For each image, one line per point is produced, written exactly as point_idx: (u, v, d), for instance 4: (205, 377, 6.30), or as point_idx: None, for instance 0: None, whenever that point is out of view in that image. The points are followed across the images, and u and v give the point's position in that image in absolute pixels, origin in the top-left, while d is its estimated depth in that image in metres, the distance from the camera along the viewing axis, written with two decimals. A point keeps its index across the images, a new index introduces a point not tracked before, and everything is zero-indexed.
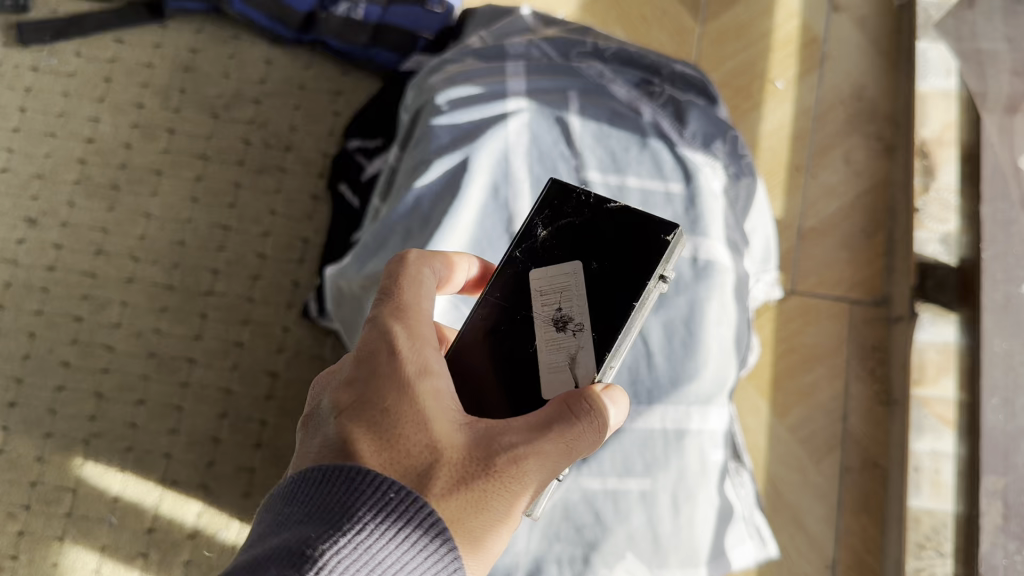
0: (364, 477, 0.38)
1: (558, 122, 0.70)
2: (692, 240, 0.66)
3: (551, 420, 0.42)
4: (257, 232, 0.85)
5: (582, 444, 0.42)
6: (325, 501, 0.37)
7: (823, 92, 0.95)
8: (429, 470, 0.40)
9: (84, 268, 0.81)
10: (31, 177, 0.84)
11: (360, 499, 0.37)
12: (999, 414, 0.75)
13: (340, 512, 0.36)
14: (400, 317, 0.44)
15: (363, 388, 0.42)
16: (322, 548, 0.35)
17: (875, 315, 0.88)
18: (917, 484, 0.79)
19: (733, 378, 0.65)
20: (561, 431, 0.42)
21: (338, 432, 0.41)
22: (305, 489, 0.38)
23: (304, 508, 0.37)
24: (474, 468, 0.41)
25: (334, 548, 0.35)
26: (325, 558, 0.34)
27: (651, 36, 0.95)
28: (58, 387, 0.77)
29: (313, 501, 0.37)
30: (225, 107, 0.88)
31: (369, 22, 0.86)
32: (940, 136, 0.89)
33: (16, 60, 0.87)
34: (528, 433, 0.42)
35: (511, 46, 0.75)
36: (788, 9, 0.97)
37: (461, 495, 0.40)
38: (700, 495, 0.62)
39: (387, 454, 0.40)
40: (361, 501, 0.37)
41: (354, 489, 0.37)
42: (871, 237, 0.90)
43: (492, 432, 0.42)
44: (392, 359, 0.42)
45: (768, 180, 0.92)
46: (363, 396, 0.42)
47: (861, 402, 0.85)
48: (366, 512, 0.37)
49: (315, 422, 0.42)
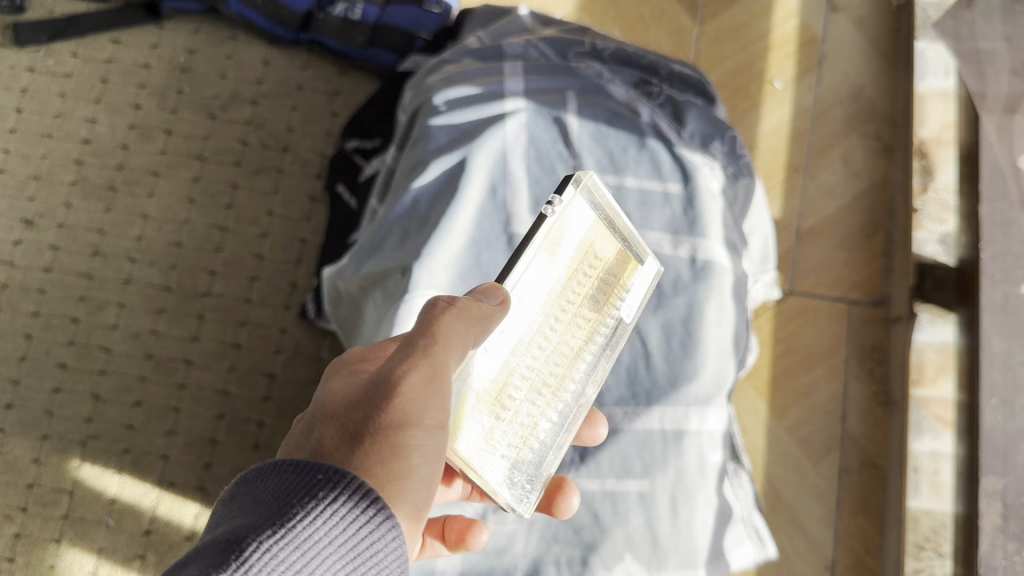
0: (289, 464, 0.36)
1: (556, 121, 0.69)
2: (690, 240, 0.66)
3: (414, 333, 0.41)
4: (254, 233, 0.84)
5: (453, 334, 0.40)
6: (261, 495, 0.35)
7: (821, 92, 0.94)
8: (326, 428, 0.39)
9: (81, 269, 0.81)
10: (27, 178, 0.83)
11: (293, 487, 0.35)
12: (998, 414, 0.74)
13: (268, 504, 0.34)
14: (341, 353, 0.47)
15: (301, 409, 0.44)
16: (247, 542, 0.32)
17: (873, 315, 0.88)
18: (917, 484, 0.79)
19: (731, 378, 0.65)
20: (423, 334, 0.40)
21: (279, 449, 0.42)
22: (244, 488, 0.36)
23: (237, 509, 0.35)
24: (362, 405, 0.39)
25: (264, 536, 0.33)
26: (250, 552, 0.32)
27: (649, 36, 0.95)
28: (55, 388, 0.77)
29: (244, 501, 0.35)
30: (222, 108, 0.88)
31: (367, 23, 0.86)
32: (938, 136, 0.89)
33: (12, 61, 0.87)
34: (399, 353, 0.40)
35: (509, 46, 0.75)
36: (786, 9, 0.97)
37: (356, 436, 0.38)
38: (699, 496, 0.61)
39: (299, 440, 0.40)
40: (286, 488, 0.35)
41: (285, 478, 0.35)
42: (869, 237, 0.90)
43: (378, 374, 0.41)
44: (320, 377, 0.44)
45: (767, 181, 0.92)
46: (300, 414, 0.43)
47: (859, 402, 0.85)
48: (298, 497, 0.34)
49: None
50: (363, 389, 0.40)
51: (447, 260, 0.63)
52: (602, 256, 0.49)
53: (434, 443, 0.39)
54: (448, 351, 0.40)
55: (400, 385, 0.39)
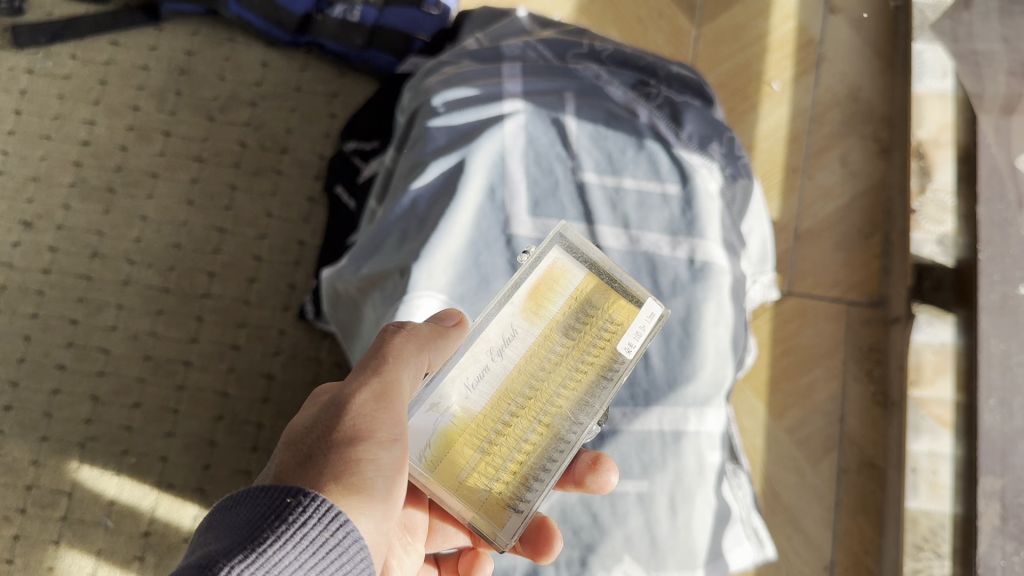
0: (255, 491, 0.37)
1: (555, 122, 0.69)
2: (688, 241, 0.67)
3: (366, 361, 0.43)
4: (253, 235, 0.84)
5: (403, 359, 0.43)
6: (231, 522, 0.35)
7: (819, 94, 0.95)
8: (284, 453, 0.40)
9: (80, 271, 0.81)
10: (26, 180, 0.83)
11: (263, 514, 0.35)
12: (997, 414, 0.74)
13: (239, 530, 0.35)
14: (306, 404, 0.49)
15: None
16: (219, 567, 0.32)
17: (871, 316, 0.88)
18: (915, 485, 0.79)
19: (730, 379, 0.65)
20: (376, 359, 0.43)
21: None
22: (214, 518, 0.36)
23: (208, 538, 0.35)
24: (318, 426, 0.40)
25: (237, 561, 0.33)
26: None
27: (648, 38, 0.95)
28: (54, 390, 0.77)
29: (213, 530, 0.36)
30: (221, 110, 0.88)
31: (366, 24, 0.86)
32: (936, 137, 0.88)
33: (11, 63, 0.87)
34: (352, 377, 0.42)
35: (507, 48, 0.75)
36: (784, 11, 0.97)
37: (311, 452, 0.39)
38: (697, 497, 0.61)
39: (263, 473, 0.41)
40: (256, 513, 0.35)
41: (254, 505, 0.36)
42: (867, 238, 0.91)
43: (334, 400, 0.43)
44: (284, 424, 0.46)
45: (765, 182, 0.92)
46: None
47: (857, 403, 0.86)
48: (268, 525, 0.35)
49: None
50: (318, 414, 0.41)
51: (446, 261, 0.63)
52: (599, 308, 0.44)
53: (390, 458, 0.40)
54: (401, 372, 0.42)
55: (352, 401, 0.41)
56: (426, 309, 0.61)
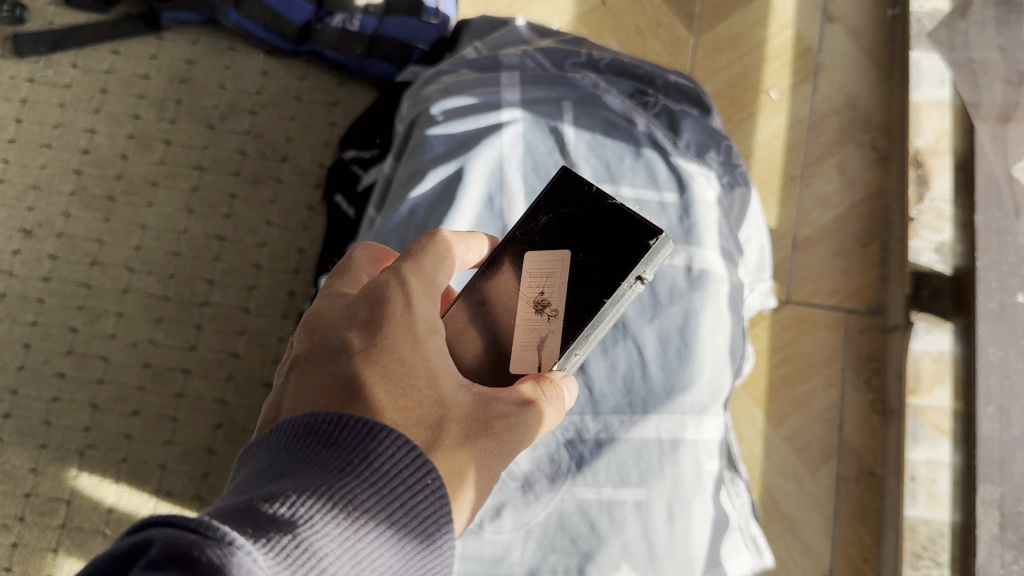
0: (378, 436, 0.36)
1: (553, 131, 0.70)
2: (686, 249, 0.66)
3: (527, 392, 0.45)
4: (253, 243, 0.85)
5: (551, 414, 0.46)
6: (338, 458, 0.35)
7: (817, 102, 0.95)
8: (439, 422, 0.41)
9: (80, 278, 0.81)
10: (27, 188, 0.84)
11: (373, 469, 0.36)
12: (995, 422, 0.74)
13: (337, 469, 0.35)
14: (417, 271, 0.45)
15: (382, 331, 0.42)
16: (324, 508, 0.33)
17: (869, 325, 0.88)
18: (913, 493, 0.79)
19: (727, 387, 0.65)
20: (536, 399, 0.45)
21: (354, 373, 0.40)
22: (322, 433, 0.36)
23: (313, 454, 0.35)
24: (476, 429, 0.42)
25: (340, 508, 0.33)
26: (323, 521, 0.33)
27: (646, 47, 0.95)
28: (54, 398, 0.77)
29: (321, 449, 0.36)
30: (221, 118, 0.89)
31: (365, 34, 0.87)
32: (934, 146, 0.89)
33: (12, 72, 0.87)
34: (517, 404, 0.44)
35: (506, 57, 0.75)
36: (782, 19, 0.97)
37: (469, 453, 0.41)
38: (695, 505, 0.61)
39: (402, 401, 0.40)
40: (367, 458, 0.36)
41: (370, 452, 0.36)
42: (865, 246, 0.91)
43: (486, 399, 0.44)
44: (408, 310, 0.43)
45: (763, 191, 0.92)
46: (380, 341, 0.42)
47: (857, 412, 0.86)
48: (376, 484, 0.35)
49: (325, 356, 0.42)
50: (477, 416, 0.43)
51: None
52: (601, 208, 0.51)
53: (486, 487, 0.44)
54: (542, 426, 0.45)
55: (510, 436, 0.43)
56: None
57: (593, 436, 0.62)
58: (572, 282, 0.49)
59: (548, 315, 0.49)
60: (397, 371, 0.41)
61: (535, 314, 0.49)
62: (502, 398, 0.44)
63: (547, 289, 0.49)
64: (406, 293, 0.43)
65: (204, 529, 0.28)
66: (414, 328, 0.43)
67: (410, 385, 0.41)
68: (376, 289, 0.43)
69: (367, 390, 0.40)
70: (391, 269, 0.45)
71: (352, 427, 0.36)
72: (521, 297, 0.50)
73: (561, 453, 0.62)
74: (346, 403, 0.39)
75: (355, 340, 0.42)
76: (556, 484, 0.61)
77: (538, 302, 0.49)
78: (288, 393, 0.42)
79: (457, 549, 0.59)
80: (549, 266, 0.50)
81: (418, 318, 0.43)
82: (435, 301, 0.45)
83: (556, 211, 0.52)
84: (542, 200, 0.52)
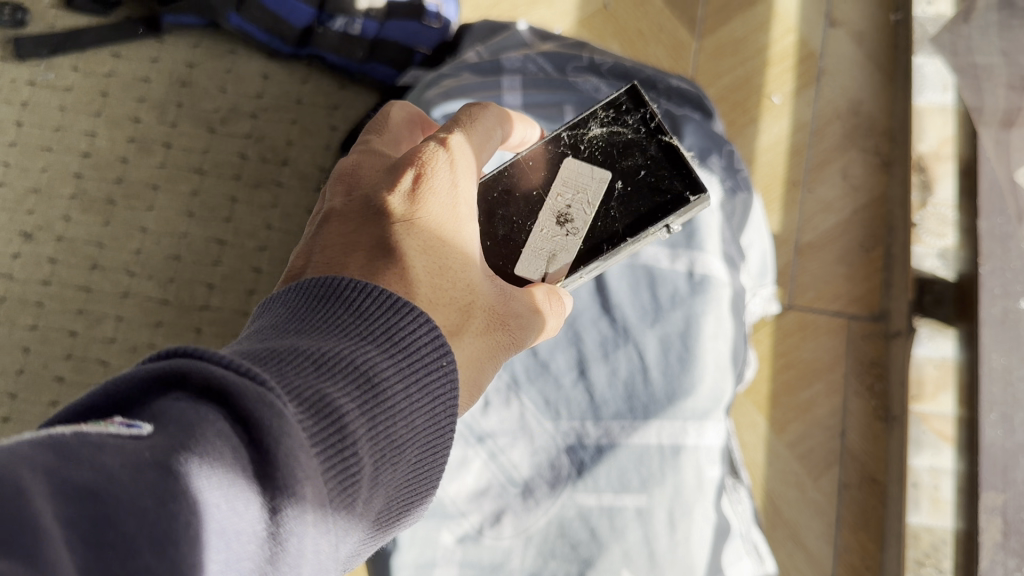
0: (397, 307, 0.39)
1: (553, 135, 0.70)
2: (687, 255, 0.66)
3: (537, 296, 0.51)
4: (253, 246, 0.84)
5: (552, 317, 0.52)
6: (360, 324, 0.38)
7: (820, 107, 0.94)
8: (466, 304, 0.46)
9: (79, 282, 0.81)
10: (27, 192, 0.84)
11: (394, 335, 0.38)
12: (998, 429, 0.74)
13: (359, 335, 0.37)
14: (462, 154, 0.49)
15: (428, 208, 0.46)
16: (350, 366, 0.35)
17: (873, 331, 0.88)
18: (917, 500, 0.79)
19: (730, 392, 0.64)
20: (544, 303, 0.51)
21: (395, 242, 0.45)
22: (341, 302, 0.39)
23: (333, 321, 0.38)
24: (496, 316, 0.48)
25: (368, 369, 0.36)
26: (350, 377, 0.35)
27: (648, 51, 0.95)
28: (52, 402, 0.77)
29: (341, 316, 0.38)
30: (222, 122, 0.88)
31: (367, 38, 0.86)
32: (937, 151, 0.88)
33: (13, 74, 0.87)
34: (529, 304, 0.50)
35: (507, 60, 0.75)
36: (785, 24, 0.97)
37: (486, 340, 0.47)
38: (697, 512, 0.61)
39: (438, 277, 0.45)
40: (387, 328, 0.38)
41: (387, 320, 0.38)
42: (868, 251, 0.90)
43: (506, 292, 0.49)
44: (451, 192, 0.47)
45: (766, 196, 0.92)
46: (426, 218, 0.46)
47: (859, 418, 0.85)
48: (394, 352, 0.37)
49: (366, 219, 0.46)
50: (497, 306, 0.48)
51: None
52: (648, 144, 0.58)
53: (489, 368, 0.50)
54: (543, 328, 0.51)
55: (521, 332, 0.49)
56: None
57: (594, 442, 0.62)
58: (600, 205, 0.56)
59: (569, 231, 0.56)
60: (436, 248, 0.46)
61: (556, 225, 0.56)
62: (520, 296, 0.50)
63: (574, 202, 0.56)
64: (453, 173, 0.47)
65: (240, 366, 0.30)
66: (454, 214, 0.47)
67: (444, 265, 0.46)
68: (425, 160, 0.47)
69: (409, 262, 0.44)
70: (438, 140, 0.48)
71: (376, 299, 0.39)
72: (548, 205, 0.56)
73: (562, 459, 0.62)
74: (388, 269, 0.43)
75: (398, 207, 0.46)
76: (557, 490, 0.61)
77: (561, 214, 0.56)
78: (328, 240, 0.46)
79: (457, 554, 0.60)
80: (584, 182, 0.56)
81: (460, 198, 0.48)
82: (473, 175, 0.49)
83: (608, 129, 0.58)
84: (601, 114, 0.58)
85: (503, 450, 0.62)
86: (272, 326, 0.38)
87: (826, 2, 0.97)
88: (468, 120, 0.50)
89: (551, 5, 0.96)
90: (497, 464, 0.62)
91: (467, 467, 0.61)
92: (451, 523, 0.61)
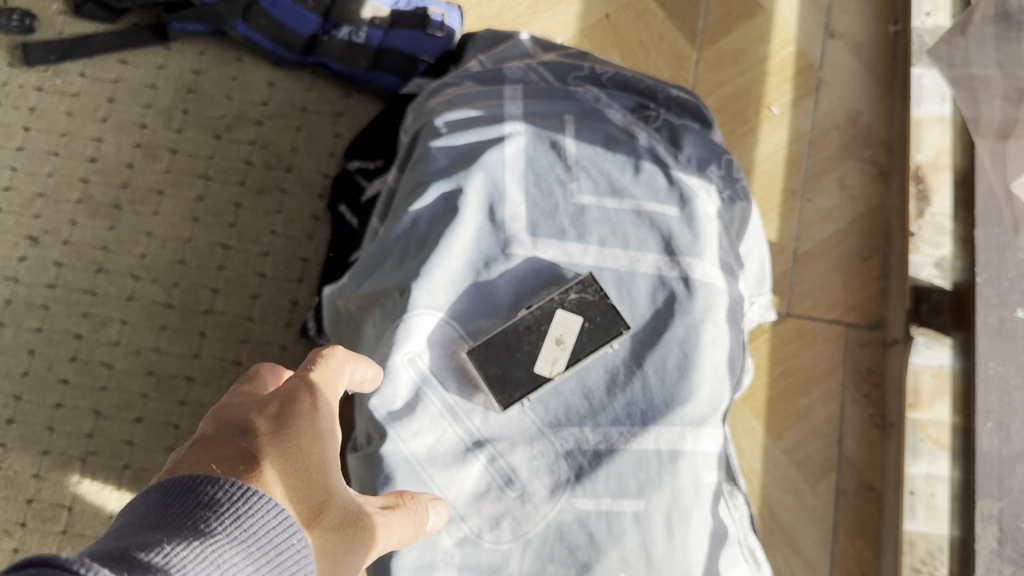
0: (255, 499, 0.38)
1: (553, 145, 0.68)
2: (684, 261, 0.66)
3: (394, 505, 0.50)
4: (257, 252, 0.86)
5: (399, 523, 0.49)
6: (209, 518, 0.37)
7: (818, 117, 0.95)
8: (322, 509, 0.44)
9: (84, 285, 0.83)
10: (33, 196, 0.85)
11: (247, 524, 0.37)
12: (994, 437, 0.75)
13: (201, 529, 0.36)
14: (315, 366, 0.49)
15: (289, 416, 0.46)
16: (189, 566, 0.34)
17: (870, 339, 0.89)
18: (913, 508, 0.80)
19: (726, 401, 0.65)
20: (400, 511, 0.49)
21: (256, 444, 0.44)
22: (193, 496, 0.38)
23: (182, 515, 0.37)
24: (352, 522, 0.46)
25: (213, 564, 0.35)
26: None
27: (648, 61, 0.96)
28: (57, 404, 0.79)
29: (191, 510, 0.37)
30: (228, 128, 0.89)
31: (371, 46, 0.87)
32: (934, 161, 0.89)
33: (21, 80, 0.88)
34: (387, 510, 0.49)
35: (509, 70, 0.76)
36: (785, 35, 0.98)
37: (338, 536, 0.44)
38: (694, 516, 0.61)
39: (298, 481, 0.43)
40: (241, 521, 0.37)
41: (242, 513, 0.38)
42: (865, 260, 0.91)
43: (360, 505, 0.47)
44: (313, 404, 0.47)
45: (763, 205, 0.92)
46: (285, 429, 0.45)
47: (856, 424, 0.86)
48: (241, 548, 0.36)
49: (227, 421, 0.45)
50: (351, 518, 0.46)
51: (447, 280, 0.63)
52: None
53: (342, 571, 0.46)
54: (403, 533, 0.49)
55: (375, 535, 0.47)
56: (423, 329, 0.61)
57: (593, 446, 0.62)
58: None
59: None
60: (294, 454, 0.44)
61: None
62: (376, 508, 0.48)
63: None
64: (315, 396, 0.48)
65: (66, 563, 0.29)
66: (316, 425, 0.47)
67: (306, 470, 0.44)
68: (291, 390, 0.47)
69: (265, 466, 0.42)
70: (301, 374, 0.49)
71: (230, 492, 0.38)
72: None
73: (561, 464, 0.61)
74: (255, 469, 0.41)
75: (262, 426, 0.45)
76: (556, 495, 0.61)
77: None
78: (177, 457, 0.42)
79: (456, 557, 0.59)
80: None
81: (322, 416, 0.47)
82: (335, 404, 0.49)
83: None
84: None
85: (504, 453, 0.61)
86: (114, 531, 0.36)
87: (825, 14, 0.99)
88: (326, 359, 0.51)
89: (553, 15, 0.97)
90: (497, 468, 0.61)
91: (468, 469, 0.60)
92: (451, 525, 0.59)
